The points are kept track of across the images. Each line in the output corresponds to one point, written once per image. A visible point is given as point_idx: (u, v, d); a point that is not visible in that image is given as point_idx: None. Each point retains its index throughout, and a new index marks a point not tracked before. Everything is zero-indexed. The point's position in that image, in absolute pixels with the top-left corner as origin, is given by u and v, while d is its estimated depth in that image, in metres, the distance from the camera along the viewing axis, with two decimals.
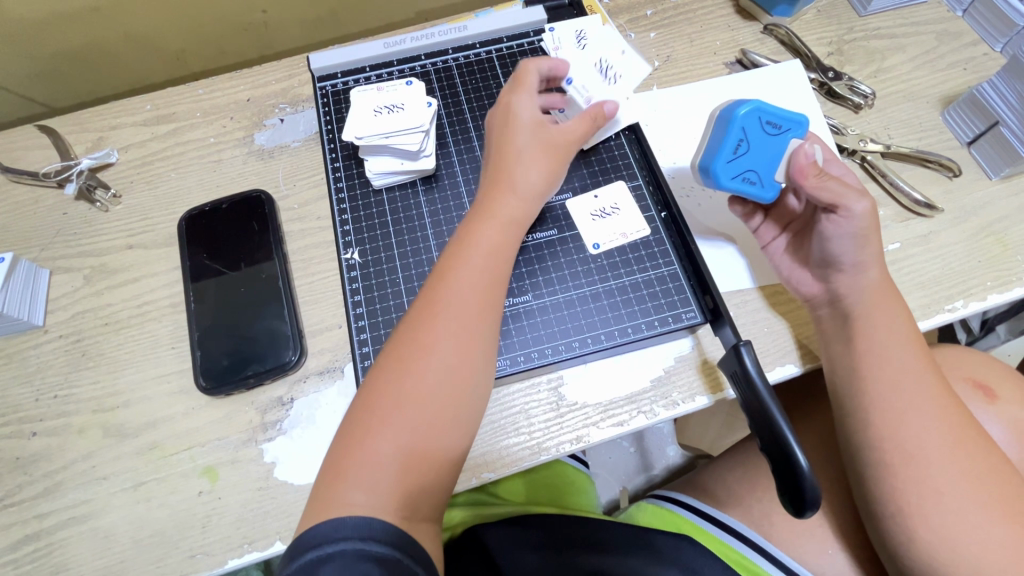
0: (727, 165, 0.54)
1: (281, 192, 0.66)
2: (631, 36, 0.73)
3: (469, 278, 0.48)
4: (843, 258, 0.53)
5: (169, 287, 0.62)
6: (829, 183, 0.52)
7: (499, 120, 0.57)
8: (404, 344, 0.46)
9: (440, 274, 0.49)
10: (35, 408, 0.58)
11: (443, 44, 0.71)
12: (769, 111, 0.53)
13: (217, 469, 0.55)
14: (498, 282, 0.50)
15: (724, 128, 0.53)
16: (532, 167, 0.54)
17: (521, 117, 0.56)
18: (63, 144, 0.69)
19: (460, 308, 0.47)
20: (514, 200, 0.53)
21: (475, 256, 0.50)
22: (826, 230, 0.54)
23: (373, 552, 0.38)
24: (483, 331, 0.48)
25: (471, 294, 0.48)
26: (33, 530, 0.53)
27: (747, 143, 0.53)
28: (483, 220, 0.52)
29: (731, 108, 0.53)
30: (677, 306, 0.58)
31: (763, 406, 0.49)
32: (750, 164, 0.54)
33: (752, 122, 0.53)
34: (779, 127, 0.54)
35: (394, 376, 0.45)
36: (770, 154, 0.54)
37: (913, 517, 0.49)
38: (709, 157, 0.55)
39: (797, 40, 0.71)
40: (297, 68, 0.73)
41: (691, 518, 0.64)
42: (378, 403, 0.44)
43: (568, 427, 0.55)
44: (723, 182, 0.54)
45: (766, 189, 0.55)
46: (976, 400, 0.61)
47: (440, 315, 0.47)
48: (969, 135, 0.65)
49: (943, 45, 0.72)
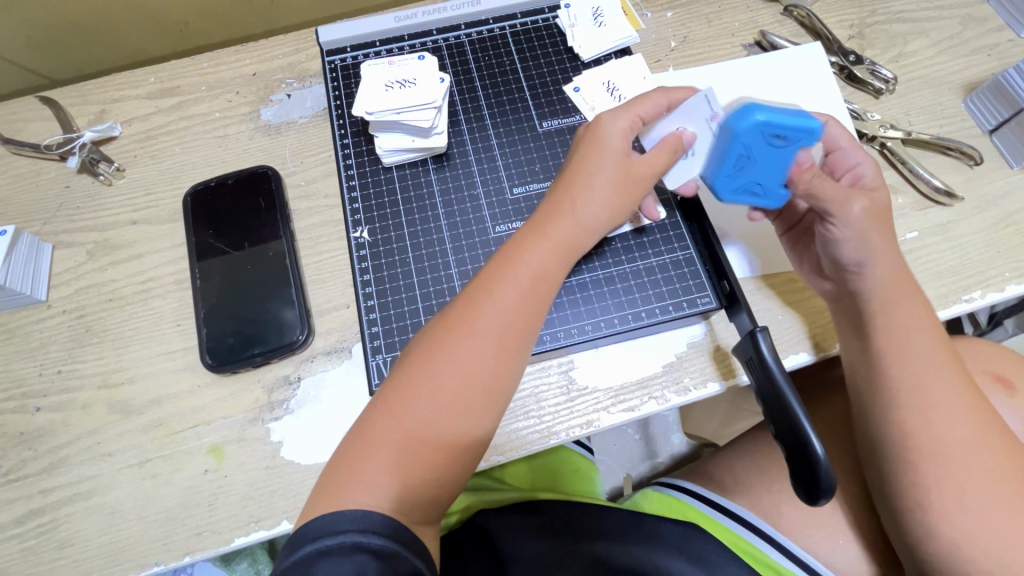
0: (728, 180, 0.52)
1: (288, 169, 0.65)
2: (647, 16, 0.71)
3: (516, 301, 0.46)
4: (847, 259, 0.51)
5: (173, 264, 0.61)
6: (821, 188, 0.50)
7: (586, 136, 0.53)
8: (433, 358, 0.44)
9: (478, 291, 0.47)
10: (38, 382, 0.57)
11: (455, 19, 0.70)
12: (775, 124, 0.47)
13: (222, 447, 0.54)
14: (541, 312, 0.48)
15: (726, 141, 0.49)
16: (599, 199, 0.50)
17: (608, 140, 0.51)
18: (65, 116, 0.67)
19: (500, 331, 0.45)
20: (572, 225, 0.50)
21: (521, 277, 0.47)
22: (827, 235, 0.52)
23: (371, 545, 0.38)
24: (516, 356, 0.46)
25: (509, 318, 0.46)
26: (37, 505, 0.53)
27: (749, 157, 0.50)
28: (535, 240, 0.49)
29: (732, 121, 0.48)
30: (691, 292, 0.57)
31: (778, 394, 0.48)
32: (754, 178, 0.51)
33: (753, 137, 0.48)
34: (785, 138, 0.48)
35: (418, 390, 0.43)
36: (778, 166, 0.50)
37: (933, 513, 0.49)
38: (710, 170, 0.52)
39: (818, 22, 0.70)
40: (305, 42, 0.71)
41: (695, 505, 0.64)
42: (395, 411, 0.43)
43: (579, 411, 0.54)
44: (724, 196, 0.53)
45: (772, 198, 0.53)
46: (992, 392, 0.60)
47: (476, 337, 0.45)
48: (991, 123, 0.64)
49: (967, 30, 0.71)
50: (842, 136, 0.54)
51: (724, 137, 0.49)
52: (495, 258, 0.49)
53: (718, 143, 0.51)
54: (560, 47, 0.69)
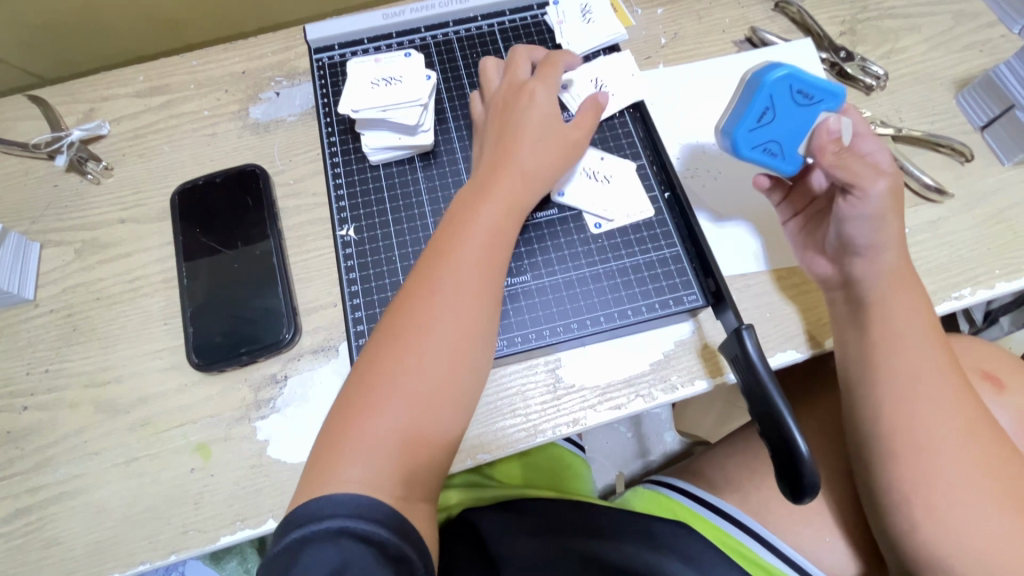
0: (748, 133, 0.51)
1: (276, 167, 0.64)
2: (637, 12, 0.71)
3: (473, 253, 0.48)
4: (858, 239, 0.51)
5: (161, 263, 0.61)
6: (847, 162, 0.50)
7: (509, 103, 0.57)
8: (401, 321, 0.45)
9: (434, 257, 0.48)
10: (26, 381, 0.57)
11: (444, 17, 0.70)
12: (803, 79, 0.49)
13: (209, 446, 0.54)
14: (500, 267, 0.49)
15: (752, 93, 0.50)
16: (539, 156, 0.53)
17: (534, 109, 0.55)
18: (53, 114, 0.67)
19: (461, 284, 0.47)
20: (516, 181, 0.52)
21: (476, 232, 0.49)
22: (841, 211, 0.52)
23: (358, 530, 0.37)
24: (481, 309, 0.47)
25: (467, 273, 0.47)
26: (24, 504, 0.53)
27: (773, 111, 0.50)
28: (480, 200, 0.51)
29: (763, 71, 0.49)
30: (678, 289, 0.57)
31: (764, 392, 0.48)
32: (773, 135, 0.52)
33: (781, 90, 0.49)
34: (811, 97, 0.50)
35: (392, 352, 0.44)
36: (795, 127, 0.51)
37: (918, 510, 0.48)
38: (731, 123, 0.52)
39: (809, 18, 0.69)
40: (294, 40, 0.71)
41: (684, 502, 0.63)
42: (373, 381, 0.43)
43: (565, 410, 0.54)
44: (742, 152, 0.52)
45: (786, 162, 0.53)
46: (983, 390, 0.60)
47: (437, 299, 0.46)
48: (983, 119, 0.64)
49: (959, 26, 0.70)
50: (864, 123, 0.53)
51: (752, 87, 0.50)
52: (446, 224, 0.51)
53: (743, 98, 0.51)
54: (548, 44, 0.69)
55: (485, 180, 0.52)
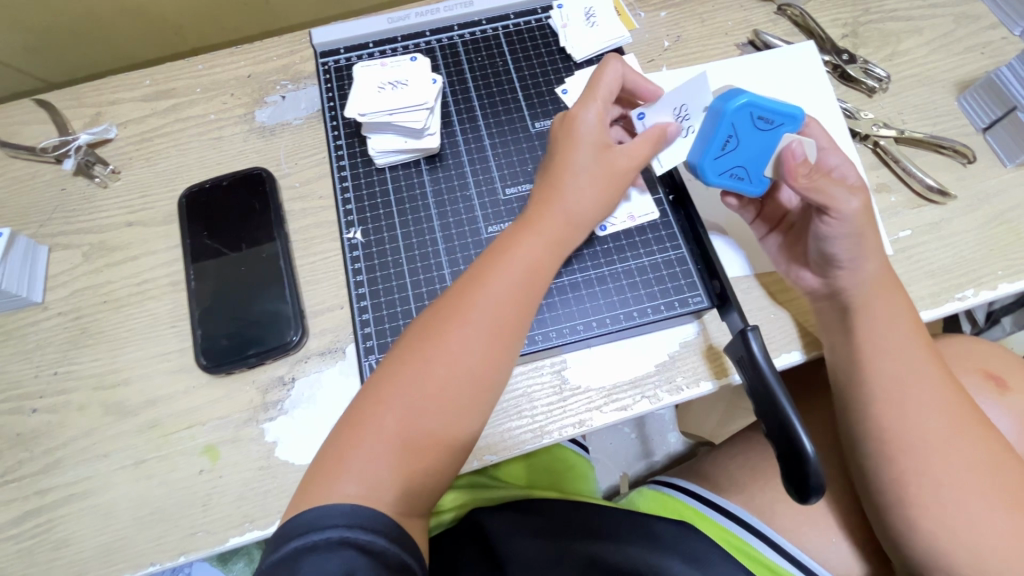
0: (714, 162, 0.53)
1: (283, 170, 0.65)
2: (641, 15, 0.71)
3: (507, 291, 0.47)
4: (838, 256, 0.51)
5: (169, 266, 0.62)
6: (820, 183, 0.49)
7: (564, 128, 0.53)
8: (426, 344, 0.45)
9: (470, 284, 0.47)
10: (34, 384, 0.57)
11: (449, 21, 0.70)
12: (763, 106, 0.49)
13: (217, 448, 0.55)
14: (533, 303, 0.48)
15: (713, 122, 0.51)
16: (585, 196, 0.51)
17: (587, 135, 0.52)
18: (61, 118, 0.68)
19: (491, 321, 0.45)
20: (561, 218, 0.50)
21: (513, 269, 0.47)
22: (820, 230, 0.52)
23: (359, 541, 0.38)
24: (508, 347, 0.46)
25: (501, 310, 0.46)
26: (34, 506, 0.53)
27: (736, 139, 0.51)
28: (525, 233, 0.49)
29: (723, 102, 0.50)
30: (683, 291, 0.57)
31: (769, 392, 0.48)
32: (738, 160, 0.53)
33: (742, 119, 0.50)
34: (773, 122, 0.50)
35: (410, 377, 0.43)
36: (760, 151, 0.52)
37: (915, 506, 0.49)
38: (697, 151, 0.53)
39: (811, 21, 0.70)
40: (300, 44, 0.71)
41: (692, 504, 0.64)
42: (387, 399, 0.43)
43: (571, 411, 0.54)
44: (710, 178, 0.54)
45: (755, 184, 0.54)
46: (984, 390, 0.60)
47: (468, 328, 0.45)
48: (985, 121, 0.64)
49: (960, 28, 0.71)
50: (823, 137, 0.54)
51: (714, 116, 0.51)
52: (486, 252, 0.50)
53: (707, 126, 0.52)
54: (553, 47, 0.69)
55: (531, 215, 0.51)
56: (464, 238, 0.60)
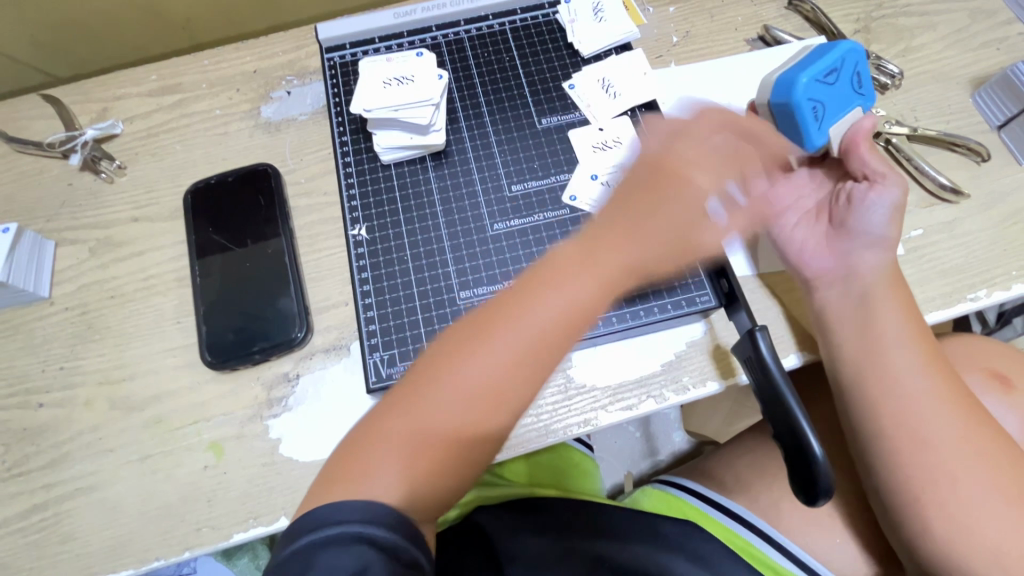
0: (813, 83, 0.51)
1: (288, 166, 0.65)
2: (649, 11, 0.70)
3: (545, 316, 0.43)
4: (872, 229, 0.53)
5: (174, 261, 0.61)
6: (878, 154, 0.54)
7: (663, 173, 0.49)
8: (450, 357, 0.43)
9: (503, 305, 0.44)
10: (42, 378, 0.58)
11: (454, 16, 0.69)
12: (864, 68, 0.53)
13: (222, 444, 0.55)
14: (573, 334, 0.44)
15: (826, 50, 0.52)
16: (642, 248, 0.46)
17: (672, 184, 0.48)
18: (67, 113, 0.68)
19: (526, 337, 0.43)
20: (619, 261, 0.45)
21: (555, 299, 0.43)
22: (860, 199, 0.53)
23: (373, 536, 0.37)
24: (534, 371, 0.43)
25: (534, 338, 0.43)
26: (40, 500, 0.53)
27: (835, 76, 0.52)
28: (578, 268, 0.44)
29: (850, 43, 0.52)
30: (691, 290, 0.56)
31: (778, 394, 0.48)
32: (824, 99, 0.52)
33: (849, 60, 0.52)
34: (861, 87, 0.53)
35: (430, 385, 0.43)
36: (841, 105, 0.53)
37: (930, 515, 0.48)
38: (797, 66, 0.51)
39: (823, 16, 0.69)
40: (306, 39, 0.71)
41: (697, 505, 0.63)
42: (404, 405, 0.43)
43: (577, 410, 0.54)
44: (800, 91, 0.51)
45: (818, 131, 0.53)
46: (997, 392, 0.59)
47: (495, 341, 0.43)
48: (1000, 118, 0.63)
49: (975, 23, 0.69)
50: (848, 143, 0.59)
51: (828, 47, 0.52)
52: (528, 273, 0.46)
53: (812, 55, 0.52)
54: (560, 42, 0.69)
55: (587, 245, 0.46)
56: (467, 235, 0.60)
